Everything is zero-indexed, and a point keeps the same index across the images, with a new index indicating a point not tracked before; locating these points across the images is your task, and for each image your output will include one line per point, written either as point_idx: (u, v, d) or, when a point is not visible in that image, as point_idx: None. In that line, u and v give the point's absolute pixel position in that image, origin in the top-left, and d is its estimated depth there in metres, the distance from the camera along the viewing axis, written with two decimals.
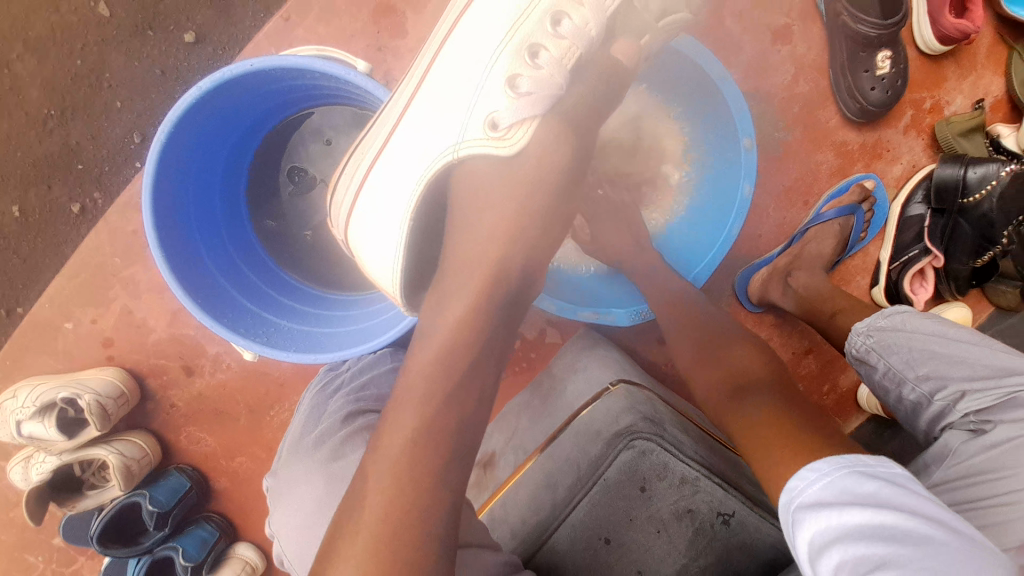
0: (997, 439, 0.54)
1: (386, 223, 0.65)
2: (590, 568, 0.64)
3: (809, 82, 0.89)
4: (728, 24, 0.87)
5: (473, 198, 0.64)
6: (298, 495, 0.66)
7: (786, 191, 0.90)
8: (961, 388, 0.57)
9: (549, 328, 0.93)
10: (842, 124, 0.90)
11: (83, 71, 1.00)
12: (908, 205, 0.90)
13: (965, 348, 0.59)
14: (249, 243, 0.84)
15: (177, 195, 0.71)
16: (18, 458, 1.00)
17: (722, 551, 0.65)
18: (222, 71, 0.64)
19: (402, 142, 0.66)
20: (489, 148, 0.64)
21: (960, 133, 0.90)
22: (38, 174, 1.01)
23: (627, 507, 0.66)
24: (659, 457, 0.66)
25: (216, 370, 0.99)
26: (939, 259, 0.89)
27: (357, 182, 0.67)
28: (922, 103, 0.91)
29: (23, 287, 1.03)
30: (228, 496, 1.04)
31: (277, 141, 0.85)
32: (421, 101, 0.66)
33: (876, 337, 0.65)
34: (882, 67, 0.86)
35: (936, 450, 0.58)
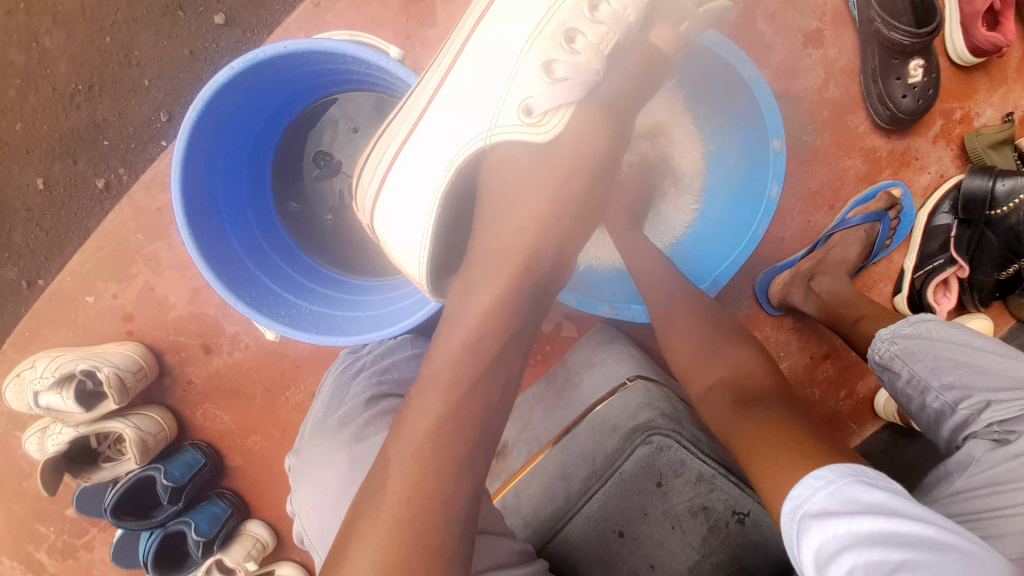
0: (1020, 450, 0.53)
1: (413, 211, 0.66)
2: (604, 561, 0.64)
3: (839, 87, 0.88)
4: (760, 27, 0.86)
5: (504, 187, 0.64)
6: (317, 476, 0.67)
7: (811, 194, 0.90)
8: (985, 398, 0.57)
9: (566, 322, 0.93)
10: (871, 130, 0.89)
11: (112, 48, 1.00)
12: (935, 213, 0.90)
13: (992, 359, 0.58)
14: (273, 225, 0.84)
15: (204, 174, 0.71)
16: (34, 429, 1.00)
17: (735, 548, 0.65)
18: (255, 53, 0.64)
19: (431, 128, 0.65)
20: (523, 134, 0.64)
21: (989, 145, 0.89)
22: (64, 148, 1.02)
23: (642, 502, 0.66)
24: (677, 454, 0.67)
25: (233, 350, 1.00)
26: (964, 270, 0.88)
27: (383, 168, 0.67)
28: (952, 113, 0.90)
29: (45, 259, 1.04)
30: (240, 474, 1.05)
31: (305, 124, 0.85)
32: (450, 86, 0.66)
33: (900, 344, 0.65)
34: (915, 75, 0.85)
35: (957, 459, 0.58)
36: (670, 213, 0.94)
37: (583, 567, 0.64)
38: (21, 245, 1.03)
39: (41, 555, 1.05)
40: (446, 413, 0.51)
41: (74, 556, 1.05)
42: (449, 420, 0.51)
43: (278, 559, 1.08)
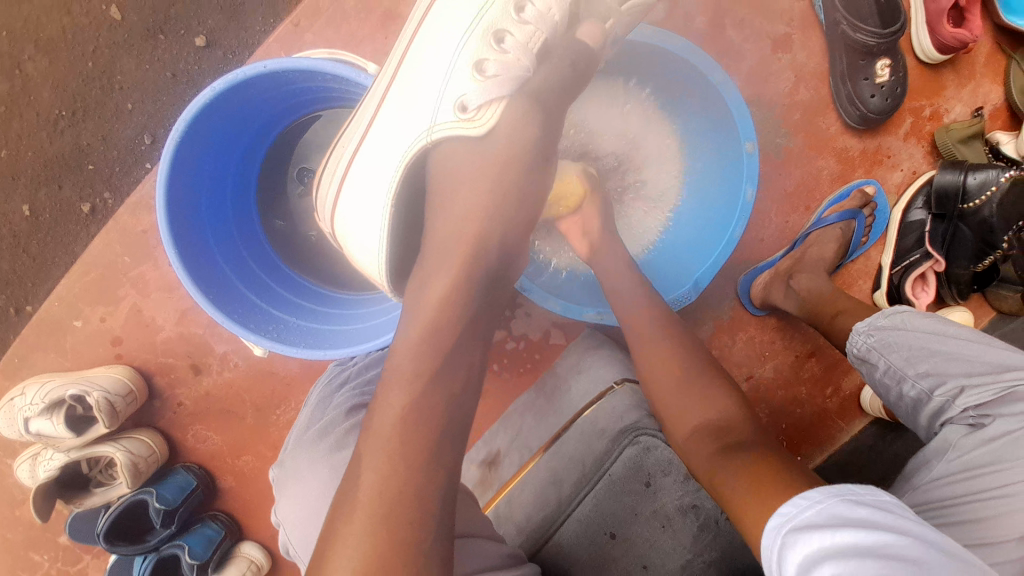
0: (996, 433, 0.55)
1: (368, 214, 0.66)
2: (597, 563, 0.64)
3: (810, 89, 0.90)
4: (730, 33, 0.88)
5: (450, 182, 0.64)
6: (304, 488, 0.66)
7: (787, 194, 0.91)
8: (960, 383, 0.58)
9: (554, 330, 0.94)
10: (843, 131, 0.91)
11: (95, 73, 1.01)
12: (909, 210, 0.91)
13: (965, 346, 0.60)
14: (259, 242, 0.85)
15: (188, 192, 0.71)
16: (26, 454, 1.01)
17: (726, 545, 0.65)
18: (236, 72, 0.65)
19: (378, 132, 0.67)
20: (460, 130, 0.65)
21: (959, 140, 0.90)
22: (49, 173, 1.02)
23: (633, 502, 0.66)
24: (664, 453, 0.68)
25: (223, 369, 1.00)
26: (941, 263, 0.90)
27: (339, 178, 0.69)
28: (921, 111, 0.92)
29: (33, 285, 1.04)
30: (233, 495, 1.05)
31: (285, 141, 0.86)
32: (395, 91, 0.67)
33: (877, 336, 0.67)
34: (882, 75, 0.87)
35: (935, 446, 0.59)
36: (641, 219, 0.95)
37: (577, 571, 0.64)
38: (7, 272, 1.04)
39: None
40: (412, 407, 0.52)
41: None
42: (413, 414, 0.52)
43: None
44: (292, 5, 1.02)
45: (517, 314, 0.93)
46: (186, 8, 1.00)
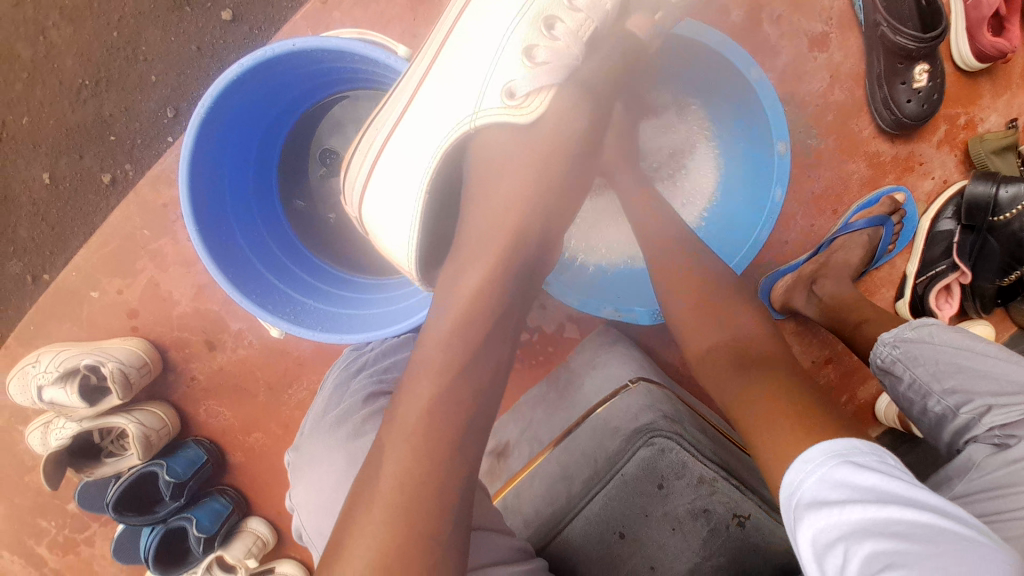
0: (1019, 455, 0.55)
1: (401, 201, 0.65)
2: (604, 561, 0.62)
3: (844, 90, 0.87)
4: (767, 29, 0.85)
5: (490, 168, 0.64)
6: (315, 471, 0.67)
7: (814, 198, 0.88)
8: (987, 402, 0.58)
9: (569, 323, 0.94)
10: (875, 134, 0.87)
11: (120, 44, 1.00)
12: (938, 220, 0.87)
13: (994, 364, 0.59)
14: (279, 224, 0.84)
15: (210, 170, 0.71)
16: (38, 422, 1.02)
17: (737, 553, 0.62)
18: (264, 50, 0.65)
19: (417, 117, 0.66)
20: (507, 116, 0.64)
21: (993, 151, 0.87)
22: (70, 144, 1.02)
23: (643, 503, 0.63)
24: (678, 456, 0.64)
25: (238, 346, 1.00)
26: (967, 276, 0.87)
27: (371, 159, 0.67)
28: (956, 119, 0.88)
29: (50, 254, 1.04)
30: (242, 471, 1.07)
31: (309, 122, 0.85)
32: (436, 77, 0.67)
33: (903, 348, 0.66)
34: (919, 80, 0.84)
35: (958, 463, 0.59)
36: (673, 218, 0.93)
37: (583, 569, 0.62)
38: (26, 240, 1.04)
39: (42, 549, 1.10)
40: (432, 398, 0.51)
41: (76, 550, 1.11)
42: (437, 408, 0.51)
43: (279, 555, 1.10)
44: None
45: (533, 305, 0.93)
46: None
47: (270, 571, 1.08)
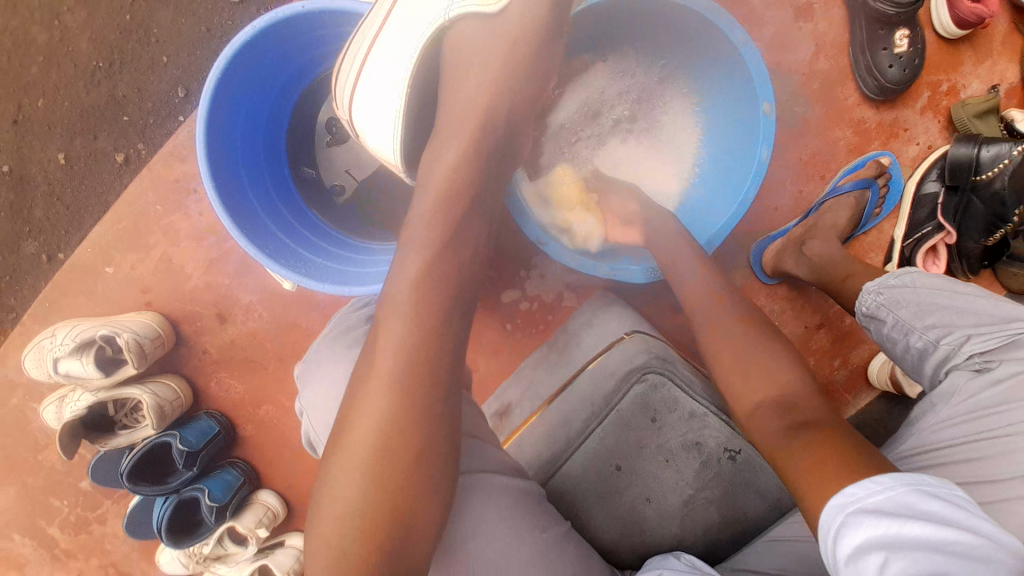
0: (1002, 375, 0.60)
1: (388, 108, 0.67)
2: (602, 492, 0.67)
3: (829, 59, 0.90)
4: (752, 1, 0.88)
5: (462, 66, 0.66)
6: (327, 372, 0.69)
7: (803, 164, 0.91)
8: (966, 332, 0.63)
9: (567, 292, 0.96)
10: (859, 101, 0.90)
11: (132, 27, 1.04)
12: (923, 182, 0.90)
13: (970, 300, 0.65)
14: (288, 188, 0.87)
15: (225, 129, 0.74)
16: (52, 397, 1.05)
17: (727, 484, 0.66)
18: (277, 11, 0.68)
19: (392, 24, 0.65)
20: (475, 9, 0.64)
21: (974, 115, 0.90)
22: (84, 125, 1.05)
23: (638, 437, 0.68)
24: (670, 392, 0.68)
25: (247, 319, 1.03)
26: (952, 236, 0.89)
27: (353, 73, 0.67)
28: (939, 85, 0.91)
29: (65, 233, 1.08)
30: (252, 444, 1.10)
31: (316, 93, 0.89)
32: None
33: (886, 295, 0.72)
34: (901, 45, 0.87)
35: (942, 390, 0.64)
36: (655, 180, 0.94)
37: (581, 500, 0.67)
38: (41, 220, 1.07)
39: (54, 529, 1.13)
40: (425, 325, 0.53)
41: (88, 529, 1.13)
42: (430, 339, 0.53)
43: (288, 528, 1.13)
44: None
45: (532, 275, 0.95)
46: None
47: (280, 543, 1.11)
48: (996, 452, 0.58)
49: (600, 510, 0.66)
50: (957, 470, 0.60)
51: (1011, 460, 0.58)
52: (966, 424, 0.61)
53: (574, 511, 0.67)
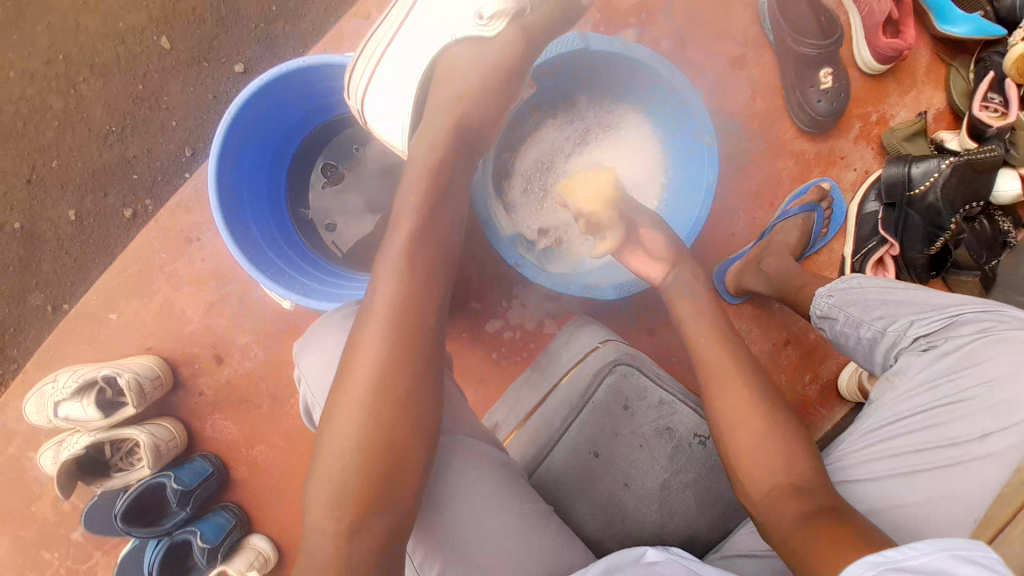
0: (946, 349, 0.66)
1: (396, 108, 0.78)
2: (581, 478, 0.70)
3: (765, 100, 1.00)
4: (691, 53, 0.99)
5: (454, 80, 0.75)
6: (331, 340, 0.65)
7: (753, 193, 1.00)
8: (909, 317, 0.70)
9: (547, 320, 1.03)
10: (796, 135, 1.00)
11: (144, 95, 1.14)
12: (864, 203, 0.96)
13: (909, 293, 0.73)
14: (288, 226, 0.94)
15: (233, 168, 0.82)
16: (50, 442, 1.07)
17: (699, 467, 0.70)
18: (281, 66, 0.77)
19: (406, 37, 0.78)
20: (474, 33, 0.76)
21: (903, 139, 0.98)
22: (96, 183, 1.14)
23: (612, 424, 0.72)
24: (639, 381, 0.73)
25: (244, 358, 1.08)
26: (895, 248, 0.92)
27: (369, 69, 0.78)
28: (869, 116, 1.01)
29: (70, 285, 1.14)
30: (243, 488, 1.11)
31: (312, 143, 0.98)
32: (415, 14, 0.78)
33: (837, 296, 0.79)
34: (826, 82, 0.97)
35: (894, 371, 0.70)
36: None
37: (564, 491, 0.70)
38: (49, 273, 1.14)
39: None
40: (403, 307, 0.59)
41: None
42: (408, 319, 0.59)
43: None
44: (321, 35, 1.15)
45: (514, 304, 1.02)
46: (228, 38, 1.14)
47: None
48: (948, 421, 0.64)
49: (582, 500, 0.69)
50: (915, 440, 0.65)
51: (963, 427, 0.63)
52: (919, 399, 0.66)
53: (557, 501, 0.70)
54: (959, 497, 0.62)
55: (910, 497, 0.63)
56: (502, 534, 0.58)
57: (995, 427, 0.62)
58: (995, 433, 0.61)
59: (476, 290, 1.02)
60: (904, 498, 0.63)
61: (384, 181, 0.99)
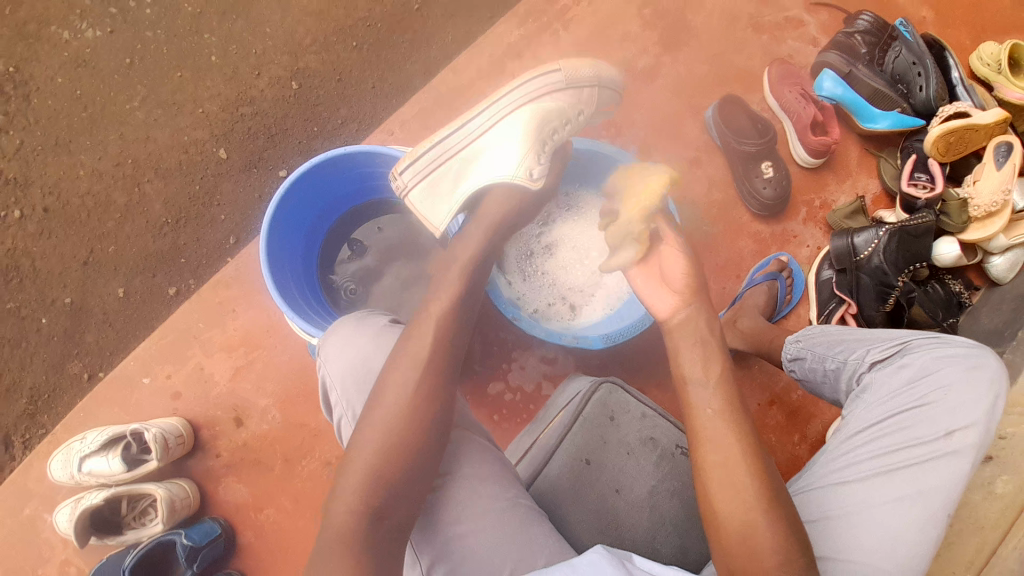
0: (900, 364, 0.74)
1: (438, 203, 0.90)
2: (575, 483, 0.76)
3: (722, 190, 1.15)
4: (655, 155, 1.16)
5: (495, 207, 0.86)
6: (361, 348, 0.74)
7: (720, 267, 1.13)
8: (867, 345, 0.79)
9: (545, 381, 1.11)
10: (753, 219, 1.14)
11: (200, 193, 1.30)
12: (820, 272, 1.10)
13: (867, 331, 0.82)
14: (316, 293, 1.05)
15: (279, 235, 0.93)
16: (69, 501, 1.11)
17: (682, 474, 0.76)
18: (331, 151, 0.90)
19: (462, 158, 0.89)
20: (518, 181, 0.85)
21: (844, 217, 1.11)
22: (147, 265, 1.28)
23: (602, 434, 0.79)
24: (622, 398, 0.82)
25: (262, 421, 1.15)
26: (853, 306, 1.05)
27: (425, 172, 0.89)
28: (813, 202, 1.15)
29: (109, 354, 1.26)
30: (249, 553, 1.12)
31: (341, 223, 1.12)
32: (483, 144, 0.88)
33: (803, 340, 0.88)
34: (768, 173, 1.12)
35: (859, 390, 0.77)
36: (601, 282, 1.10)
37: (559, 497, 0.75)
38: (91, 343, 1.26)
39: None
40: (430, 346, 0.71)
41: None
42: (435, 341, 0.72)
43: None
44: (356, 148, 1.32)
45: (513, 367, 1.11)
46: (275, 150, 1.31)
47: None
48: (915, 424, 0.70)
49: (573, 504, 0.74)
50: (886, 444, 0.70)
51: (929, 427, 0.69)
52: (885, 407, 0.72)
53: (553, 507, 0.75)
54: (932, 489, 0.68)
55: (889, 493, 0.68)
56: (467, 518, 0.68)
57: (956, 426, 0.69)
58: (957, 431, 0.69)
59: (479, 353, 1.11)
60: (884, 494, 0.68)
61: (400, 254, 1.13)
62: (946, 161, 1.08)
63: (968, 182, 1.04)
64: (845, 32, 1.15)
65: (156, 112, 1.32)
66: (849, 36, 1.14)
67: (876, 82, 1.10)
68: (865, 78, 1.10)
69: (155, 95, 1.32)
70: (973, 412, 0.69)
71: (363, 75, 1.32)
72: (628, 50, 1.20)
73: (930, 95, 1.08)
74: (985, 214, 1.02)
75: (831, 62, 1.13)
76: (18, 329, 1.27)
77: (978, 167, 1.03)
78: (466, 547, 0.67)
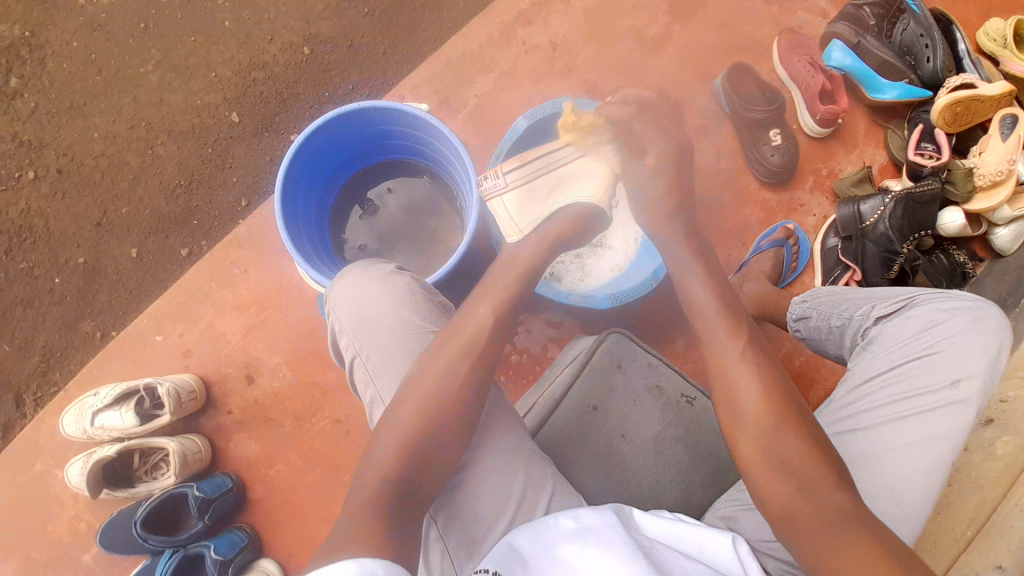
0: (908, 318, 0.76)
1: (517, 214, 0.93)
2: (584, 427, 0.79)
3: (731, 159, 1.16)
4: None
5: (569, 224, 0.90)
6: (368, 295, 0.76)
7: (727, 234, 1.14)
8: (873, 301, 0.80)
9: (551, 344, 1.12)
10: (760, 186, 1.15)
11: (212, 156, 1.31)
12: (826, 240, 1.11)
13: (874, 288, 0.84)
14: (326, 250, 1.07)
15: (291, 189, 0.95)
16: (80, 455, 1.13)
17: (685, 420, 0.79)
18: (344, 106, 0.91)
19: (548, 179, 0.94)
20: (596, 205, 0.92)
21: (850, 186, 1.13)
22: (159, 227, 1.30)
23: (609, 382, 0.82)
24: (630, 349, 0.85)
25: (273, 379, 1.17)
26: (858, 274, 1.07)
27: (514, 185, 0.94)
28: (820, 171, 1.16)
29: (121, 314, 1.28)
30: (257, 509, 1.14)
31: (352, 181, 1.13)
32: (573, 170, 0.95)
33: (809, 300, 0.90)
34: (776, 140, 1.12)
35: (867, 345, 0.79)
36: (607, 243, 1.12)
37: (567, 442, 0.78)
38: (102, 304, 1.28)
39: None
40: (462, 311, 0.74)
41: None
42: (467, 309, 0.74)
43: None
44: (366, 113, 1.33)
45: (521, 330, 1.12)
46: (286, 115, 1.32)
47: None
48: (920, 373, 0.72)
49: (581, 448, 0.77)
50: (894, 393, 0.72)
51: (935, 376, 0.71)
52: (891, 358, 0.74)
53: (563, 452, 0.77)
54: (940, 435, 0.69)
55: (898, 440, 0.69)
56: (478, 459, 0.70)
57: (962, 374, 0.70)
58: (964, 380, 0.70)
59: None
60: (892, 440, 0.69)
61: (409, 215, 1.14)
62: (953, 132, 1.09)
63: (973, 153, 1.06)
64: (854, 4, 1.15)
65: (169, 76, 1.33)
66: (858, 8, 1.14)
67: (884, 52, 1.12)
68: (874, 49, 1.12)
69: (169, 59, 1.33)
70: (979, 361, 0.71)
71: (374, 42, 1.32)
72: (639, 19, 1.21)
73: (937, 66, 1.09)
74: (991, 184, 1.03)
75: (840, 33, 1.15)
76: (31, 290, 1.29)
77: (984, 138, 1.05)
78: (467, 480, 0.69)
